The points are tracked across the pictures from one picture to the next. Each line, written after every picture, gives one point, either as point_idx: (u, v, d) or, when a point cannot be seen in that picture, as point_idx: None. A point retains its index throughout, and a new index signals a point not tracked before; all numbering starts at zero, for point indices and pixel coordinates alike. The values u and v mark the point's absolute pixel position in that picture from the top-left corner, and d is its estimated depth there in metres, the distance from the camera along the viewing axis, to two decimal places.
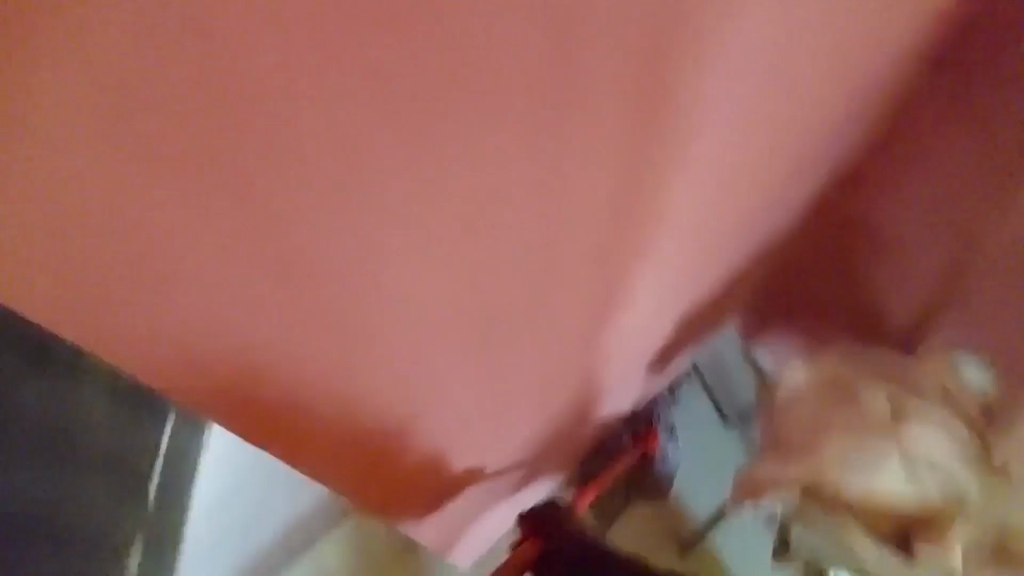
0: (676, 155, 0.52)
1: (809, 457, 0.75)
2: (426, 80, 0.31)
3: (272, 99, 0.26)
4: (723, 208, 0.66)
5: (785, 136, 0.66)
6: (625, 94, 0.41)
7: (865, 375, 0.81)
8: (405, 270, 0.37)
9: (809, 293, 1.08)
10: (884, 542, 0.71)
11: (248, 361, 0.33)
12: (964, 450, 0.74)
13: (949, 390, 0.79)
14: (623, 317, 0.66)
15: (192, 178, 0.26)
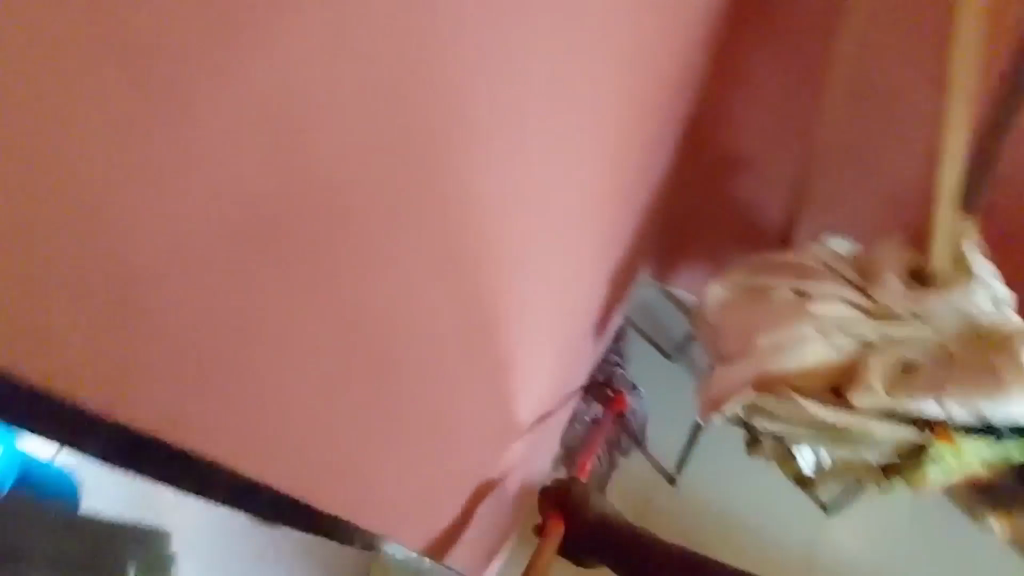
0: (568, 142, 0.58)
1: (746, 357, 0.88)
2: (384, 140, 0.33)
3: (270, 188, 0.27)
4: (612, 172, 0.75)
5: (641, 99, 0.75)
6: (520, 104, 0.46)
7: (769, 275, 0.94)
8: (400, 306, 0.41)
9: (693, 222, 1.24)
10: (825, 402, 0.83)
11: (294, 437, 0.35)
12: (862, 306, 0.86)
13: (835, 263, 0.91)
14: (562, 289, 0.72)
15: (222, 283, 0.26)
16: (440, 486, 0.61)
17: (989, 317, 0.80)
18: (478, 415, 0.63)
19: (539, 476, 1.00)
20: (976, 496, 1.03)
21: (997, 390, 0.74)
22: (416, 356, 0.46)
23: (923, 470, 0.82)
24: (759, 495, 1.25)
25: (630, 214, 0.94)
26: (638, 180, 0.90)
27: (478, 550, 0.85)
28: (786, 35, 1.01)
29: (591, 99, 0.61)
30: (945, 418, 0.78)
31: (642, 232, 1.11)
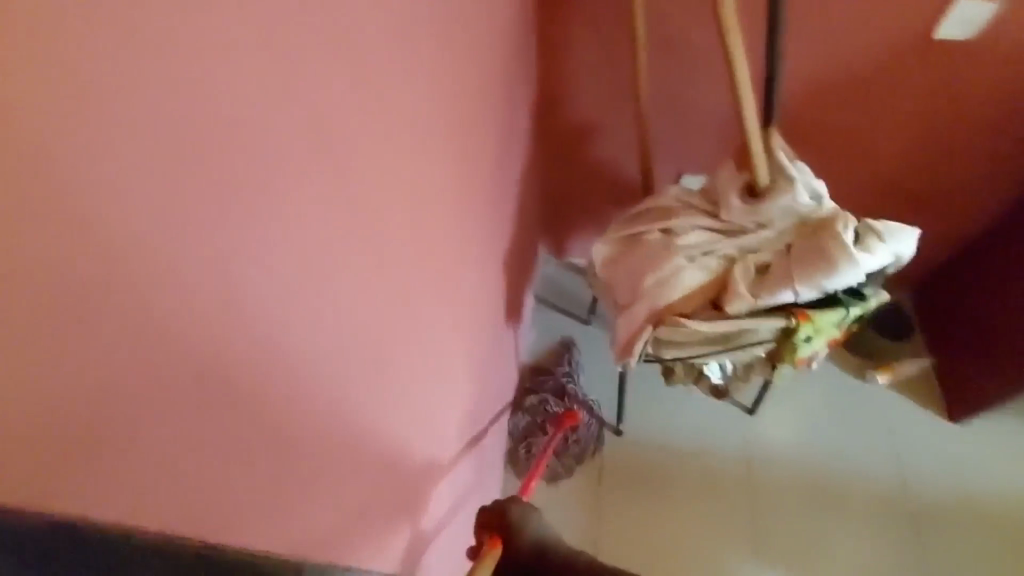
0: (429, 162, 0.65)
1: (637, 300, 0.99)
2: (279, 213, 0.37)
3: (186, 290, 0.30)
4: (473, 176, 0.84)
5: (482, 106, 0.85)
6: (385, 141, 0.51)
7: (638, 224, 1.06)
8: (332, 341, 0.46)
9: (567, 192, 1.43)
10: (708, 318, 0.94)
11: (259, 483, 0.39)
12: (716, 228, 0.98)
13: (687, 198, 1.04)
14: (452, 287, 0.80)
15: (147, 390, 0.28)
16: (400, 482, 0.68)
17: (813, 208, 0.94)
18: (407, 417, 0.67)
19: (484, 462, 1.10)
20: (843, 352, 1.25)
21: (831, 266, 0.87)
22: (351, 382, 0.51)
23: (799, 350, 0.94)
24: (692, 416, 1.39)
25: (500, 201, 1.03)
26: (499, 171, 0.98)
27: (450, 541, 0.92)
28: (593, 21, 1.13)
29: (442, 121, 0.68)
30: (800, 301, 0.90)
31: (521, 216, 1.23)
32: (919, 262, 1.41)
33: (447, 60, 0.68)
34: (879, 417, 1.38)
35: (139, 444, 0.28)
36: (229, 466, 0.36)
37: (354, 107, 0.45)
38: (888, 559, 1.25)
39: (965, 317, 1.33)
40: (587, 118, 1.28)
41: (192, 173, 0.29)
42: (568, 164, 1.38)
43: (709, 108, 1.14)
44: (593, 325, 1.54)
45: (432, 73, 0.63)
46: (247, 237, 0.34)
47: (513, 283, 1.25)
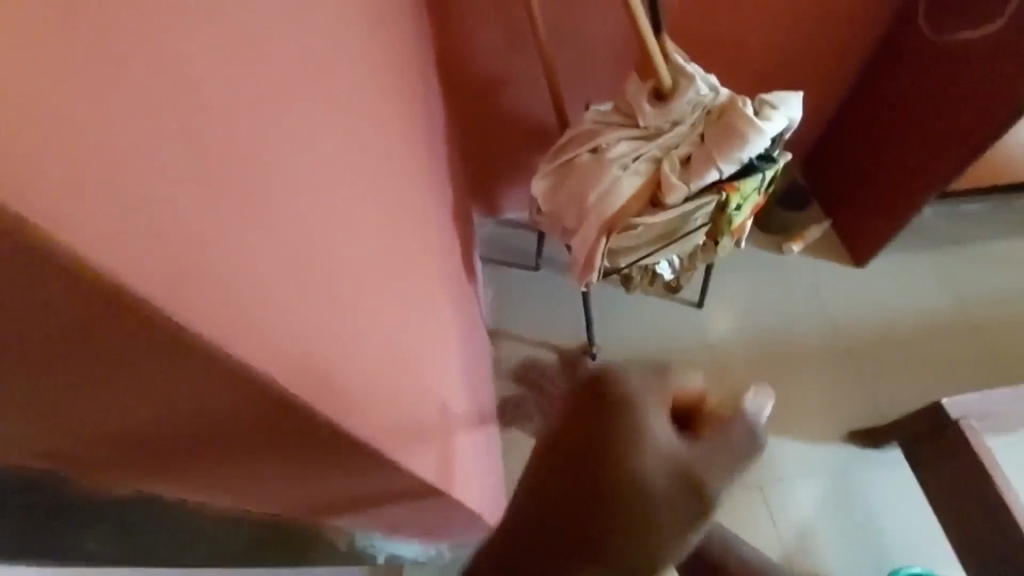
0: (371, 112, 0.66)
1: (586, 217, 1.07)
2: (269, 139, 0.38)
3: (229, 198, 0.31)
4: (409, 132, 0.85)
5: (399, 63, 0.86)
6: (328, 86, 0.52)
7: (567, 151, 1.13)
8: (345, 272, 0.48)
9: (490, 149, 1.48)
10: (652, 214, 1.04)
11: (339, 400, 0.40)
12: (637, 136, 1.07)
13: (604, 118, 1.12)
14: (420, 238, 0.82)
15: (228, 285, 0.29)
16: (428, 423, 0.70)
17: (713, 97, 1.04)
18: (419, 358, 0.70)
19: (481, 406, 1.14)
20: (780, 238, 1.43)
21: (741, 140, 0.98)
22: (369, 314, 0.52)
23: (731, 220, 1.06)
24: (653, 324, 1.51)
25: (436, 160, 1.05)
26: (427, 130, 1.00)
27: (476, 483, 0.95)
28: None
29: (371, 73, 0.69)
30: (726, 176, 1.01)
31: (454, 176, 1.26)
32: (800, 138, 1.61)
33: (357, 16, 0.68)
34: (802, 279, 1.58)
35: (242, 337, 0.29)
36: (308, 373, 0.37)
37: (293, 50, 0.45)
38: (838, 393, 1.45)
39: (848, 175, 1.54)
40: (492, 72, 1.32)
41: (200, 81, 0.30)
42: (483, 122, 1.42)
43: (602, 36, 1.23)
44: (544, 270, 1.61)
45: (347, 25, 0.64)
46: (251, 141, 0.35)
47: (463, 242, 1.28)
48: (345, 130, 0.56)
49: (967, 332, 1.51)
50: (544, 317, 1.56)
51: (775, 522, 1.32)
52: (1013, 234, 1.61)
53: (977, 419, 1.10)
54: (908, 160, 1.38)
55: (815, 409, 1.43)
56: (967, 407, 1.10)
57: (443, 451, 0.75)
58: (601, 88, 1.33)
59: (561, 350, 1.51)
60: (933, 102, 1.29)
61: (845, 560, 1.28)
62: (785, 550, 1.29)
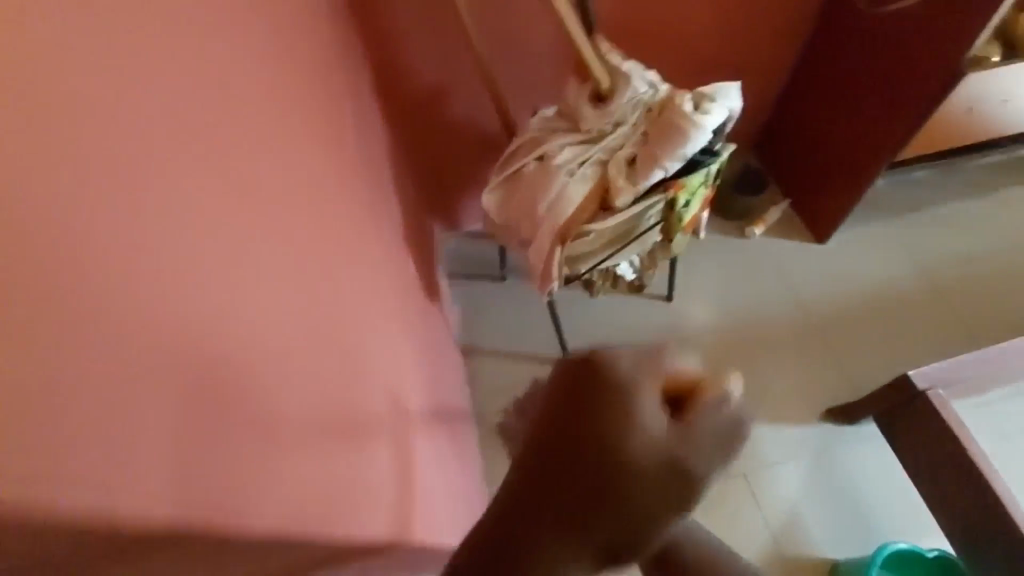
0: (291, 156, 0.62)
1: (539, 227, 1.05)
2: (116, 225, 0.33)
3: (32, 326, 0.26)
4: (347, 162, 0.81)
5: (331, 91, 0.82)
6: (223, 142, 0.48)
7: (514, 162, 1.11)
8: (240, 349, 0.44)
9: (445, 160, 1.44)
10: (603, 218, 1.02)
11: (219, 512, 0.36)
12: (582, 140, 1.06)
13: (549, 124, 1.10)
14: (367, 273, 0.79)
15: (21, 434, 0.25)
16: (377, 472, 0.66)
17: (653, 94, 1.03)
18: (365, 405, 0.66)
19: (450, 430, 1.12)
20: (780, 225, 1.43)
21: (684, 136, 0.95)
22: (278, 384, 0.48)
23: (680, 216, 1.06)
24: (622, 324, 1.50)
25: (380, 183, 1.02)
26: (367, 154, 0.97)
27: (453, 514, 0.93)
28: None
29: (292, 111, 0.65)
30: (671, 175, 0.98)
31: (405, 195, 1.23)
32: (751, 120, 1.61)
33: (272, 53, 0.64)
34: (767, 261, 1.58)
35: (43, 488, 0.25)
36: (167, 490, 0.32)
37: (166, 114, 0.41)
38: (813, 372, 1.45)
39: (801, 153, 1.55)
40: (438, 83, 1.28)
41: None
42: (432, 135, 1.38)
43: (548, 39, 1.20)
44: (512, 279, 1.59)
45: (259, 67, 0.59)
46: (80, 243, 0.30)
47: (421, 261, 1.25)
48: (252, 176, 0.53)
49: (930, 299, 1.53)
50: (516, 327, 1.55)
51: (764, 510, 1.32)
52: (967, 196, 1.63)
53: (945, 389, 1.11)
54: (856, 135, 1.38)
55: (791, 390, 1.43)
56: (935, 378, 1.10)
57: (404, 494, 0.71)
58: (548, 91, 1.30)
59: (537, 359, 1.51)
60: (875, 76, 1.30)
61: (833, 540, 1.29)
62: (774, 536, 1.29)
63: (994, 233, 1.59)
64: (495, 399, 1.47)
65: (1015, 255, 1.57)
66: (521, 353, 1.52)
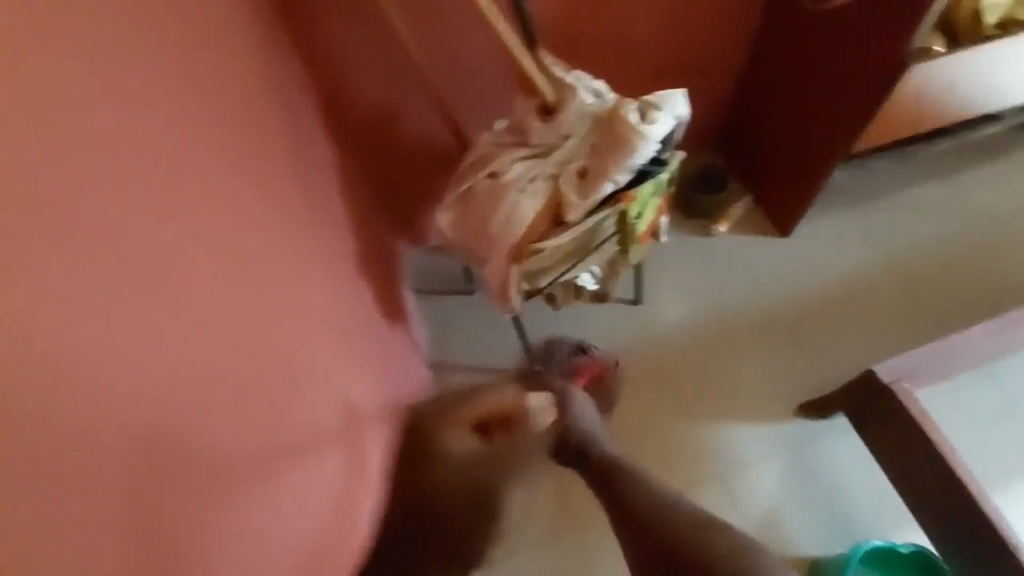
0: (183, 218, 0.57)
1: (494, 245, 1.03)
2: None
3: None
4: (262, 206, 0.77)
5: (250, 131, 0.77)
6: (86, 225, 0.43)
7: (467, 177, 1.08)
8: (70, 471, 0.38)
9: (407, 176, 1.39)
10: (556, 234, 1.00)
11: None
12: (533, 153, 1.03)
13: (502, 138, 1.08)
14: (278, 323, 0.75)
15: None
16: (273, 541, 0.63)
17: (601, 104, 1.01)
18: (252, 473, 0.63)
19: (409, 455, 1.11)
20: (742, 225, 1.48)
21: (631, 148, 0.94)
22: (124, 495, 0.43)
23: (635, 229, 1.03)
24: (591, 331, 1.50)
25: (326, 215, 1.00)
26: (308, 186, 0.94)
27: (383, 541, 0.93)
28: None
29: (191, 165, 0.60)
30: (621, 187, 0.97)
31: (360, 217, 1.19)
32: (708, 118, 1.61)
33: (177, 102, 0.59)
34: (733, 258, 1.58)
35: None
36: None
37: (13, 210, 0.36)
38: (784, 369, 1.46)
39: (760, 150, 1.55)
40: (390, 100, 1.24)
41: None
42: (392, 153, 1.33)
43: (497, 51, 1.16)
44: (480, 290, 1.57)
45: (155, 122, 0.54)
46: None
47: (379, 283, 1.22)
48: (139, 248, 0.49)
49: (896, 287, 1.53)
50: (486, 341, 1.53)
51: (741, 512, 1.32)
52: (929, 182, 1.63)
53: (909, 383, 1.12)
54: (811, 130, 1.39)
55: (763, 389, 1.43)
56: (898, 373, 1.11)
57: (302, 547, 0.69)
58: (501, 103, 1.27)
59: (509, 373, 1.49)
60: (823, 71, 1.30)
61: (813, 539, 1.29)
62: (753, 538, 1.30)
63: (957, 218, 1.60)
64: None
65: (978, 239, 1.57)
66: (493, 368, 1.50)
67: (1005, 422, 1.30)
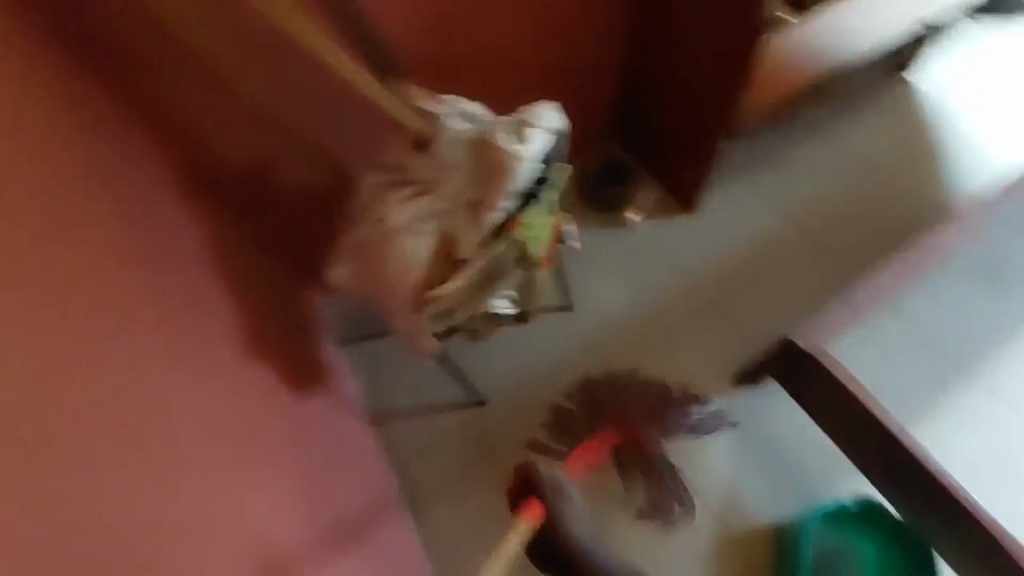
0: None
1: (393, 295, 0.97)
2: None
3: None
4: (116, 323, 0.64)
5: (81, 233, 0.64)
6: None
7: (354, 227, 1.02)
8: None
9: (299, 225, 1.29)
10: (454, 272, 0.96)
11: None
12: (417, 190, 0.98)
13: (382, 179, 1.02)
14: (162, 453, 0.63)
15: None
16: None
17: (476, 128, 0.96)
18: None
19: (360, 528, 1.03)
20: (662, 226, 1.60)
21: (511, 172, 0.90)
22: None
23: (533, 255, 0.99)
24: (527, 348, 1.47)
25: (204, 299, 0.88)
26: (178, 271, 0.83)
27: None
28: None
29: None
30: (510, 213, 0.94)
31: (252, 286, 1.09)
32: (602, 109, 1.59)
33: None
34: (651, 244, 1.59)
35: None
36: None
37: None
38: (716, 344, 1.48)
39: (655, 134, 1.56)
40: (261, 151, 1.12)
41: None
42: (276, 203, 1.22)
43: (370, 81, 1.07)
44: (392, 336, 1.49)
45: None
46: None
47: (289, 353, 1.12)
48: None
49: (803, 243, 1.59)
50: (425, 379, 1.45)
51: (702, 496, 1.34)
52: (811, 138, 1.71)
53: (824, 343, 1.19)
54: (695, 111, 1.41)
55: (702, 367, 1.46)
56: (811, 337, 1.19)
57: None
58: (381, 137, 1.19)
59: (454, 407, 1.43)
60: (696, 52, 1.32)
61: (775, 506, 1.32)
62: (720, 519, 1.32)
63: (842, 167, 1.68)
64: (423, 464, 1.38)
65: (866, 184, 1.66)
66: (435, 406, 1.43)
67: (892, 358, 1.46)
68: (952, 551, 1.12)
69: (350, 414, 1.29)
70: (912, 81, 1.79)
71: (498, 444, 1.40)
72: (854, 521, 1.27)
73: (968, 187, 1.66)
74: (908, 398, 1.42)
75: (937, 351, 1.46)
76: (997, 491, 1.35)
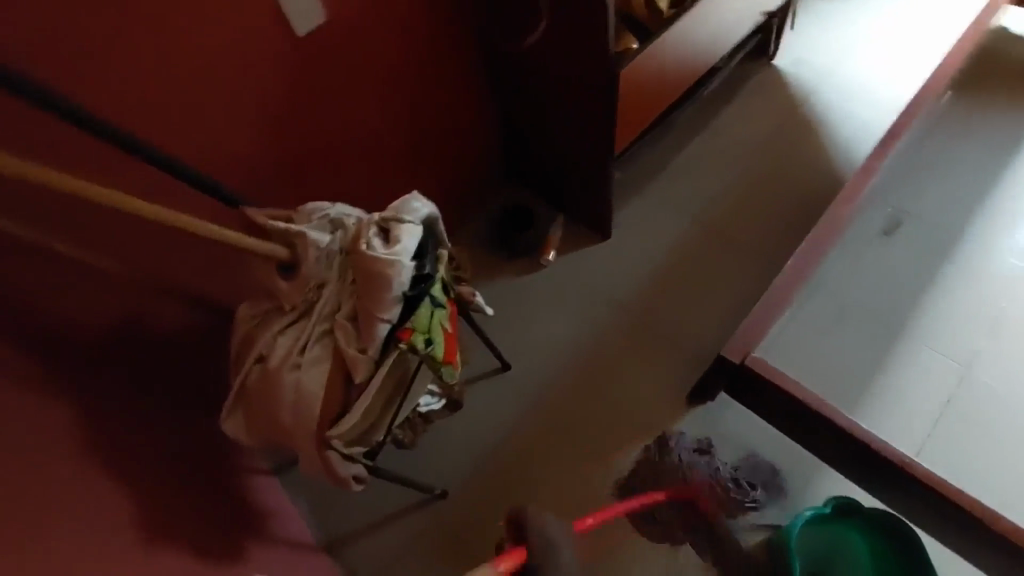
0: None
1: (295, 437, 0.87)
2: None
3: None
4: None
5: None
6: None
7: (238, 373, 0.92)
8: None
9: (193, 364, 1.18)
10: (357, 395, 0.87)
11: None
12: (297, 316, 0.91)
13: (258, 313, 0.93)
14: None
15: None
16: None
17: (343, 240, 0.91)
18: None
19: None
20: (568, 249, 1.60)
21: (386, 280, 0.84)
22: None
23: (433, 356, 0.90)
24: (471, 423, 1.40)
25: (69, 500, 0.77)
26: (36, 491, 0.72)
27: None
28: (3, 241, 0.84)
29: None
30: (397, 321, 0.87)
31: (152, 450, 0.98)
32: (486, 162, 1.58)
33: None
34: (572, 279, 1.56)
35: None
36: None
37: None
38: (665, 367, 1.45)
39: (544, 173, 1.56)
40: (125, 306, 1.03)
41: None
42: (162, 354, 1.11)
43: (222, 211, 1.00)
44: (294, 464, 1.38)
45: None
46: None
47: (208, 513, 1.01)
48: None
49: (716, 241, 1.59)
50: (374, 489, 1.34)
51: (688, 531, 1.27)
52: (695, 139, 1.76)
53: (756, 348, 1.20)
54: (573, 147, 1.42)
55: (653, 394, 1.42)
56: (740, 343, 1.20)
57: None
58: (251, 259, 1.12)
59: (412, 508, 1.32)
60: (555, 93, 1.32)
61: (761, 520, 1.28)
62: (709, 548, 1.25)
63: (732, 160, 1.72)
64: None
65: (755, 168, 1.70)
66: (394, 511, 1.33)
67: (826, 342, 1.48)
68: (931, 523, 1.10)
69: (300, 552, 1.17)
70: (778, 65, 1.89)
71: (468, 533, 1.29)
72: (834, 520, 1.22)
73: (854, 152, 1.71)
74: (848, 371, 1.45)
75: (865, 322, 1.49)
76: (961, 445, 1.36)
